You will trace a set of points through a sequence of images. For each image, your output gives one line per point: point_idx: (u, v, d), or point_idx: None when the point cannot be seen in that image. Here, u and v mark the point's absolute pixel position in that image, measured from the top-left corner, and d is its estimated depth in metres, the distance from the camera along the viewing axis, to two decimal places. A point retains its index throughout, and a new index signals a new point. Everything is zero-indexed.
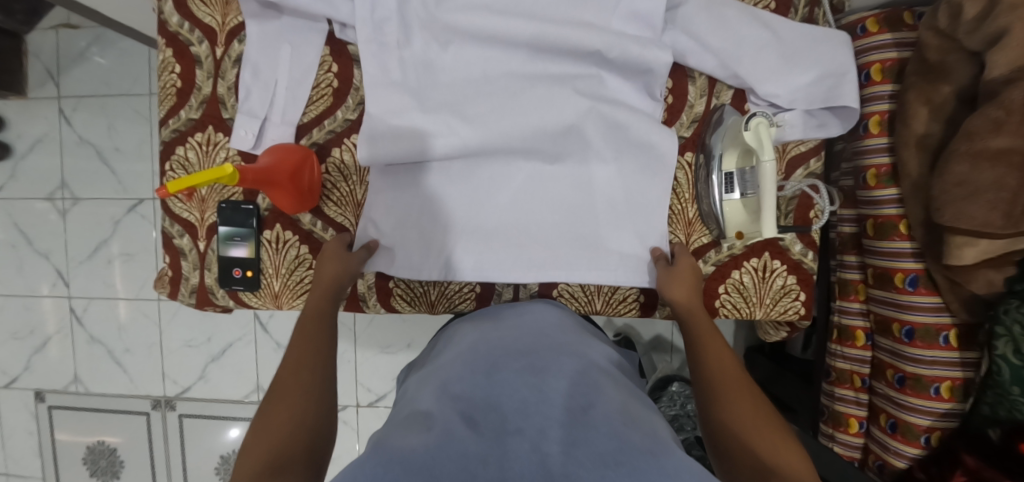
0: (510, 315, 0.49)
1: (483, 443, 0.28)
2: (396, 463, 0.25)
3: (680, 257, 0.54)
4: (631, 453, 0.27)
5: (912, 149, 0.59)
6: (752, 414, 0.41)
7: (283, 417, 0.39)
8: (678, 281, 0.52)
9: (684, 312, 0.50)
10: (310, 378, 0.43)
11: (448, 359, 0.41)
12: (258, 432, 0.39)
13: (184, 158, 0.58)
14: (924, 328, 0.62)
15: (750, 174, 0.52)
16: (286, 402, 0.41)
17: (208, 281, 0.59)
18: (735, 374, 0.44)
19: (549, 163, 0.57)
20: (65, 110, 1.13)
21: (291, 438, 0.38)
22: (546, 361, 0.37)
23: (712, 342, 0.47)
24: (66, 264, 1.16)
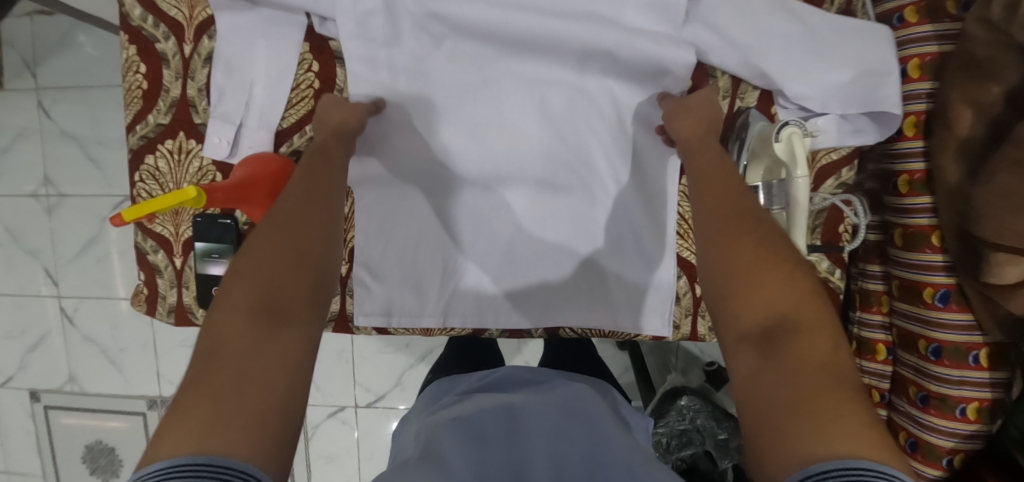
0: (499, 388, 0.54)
1: None
2: None
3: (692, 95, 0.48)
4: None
5: (949, 154, 0.54)
6: (758, 253, 0.34)
7: (279, 254, 0.34)
8: (683, 121, 0.47)
9: (691, 148, 0.45)
10: (313, 211, 0.38)
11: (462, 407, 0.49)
12: (247, 266, 0.34)
13: (154, 167, 0.53)
14: (953, 346, 0.58)
15: (778, 187, 0.46)
16: (280, 235, 0.35)
17: (187, 300, 0.55)
18: (736, 225, 0.37)
19: (555, 176, 0.54)
20: (45, 103, 1.08)
21: (291, 280, 0.33)
22: (545, 406, 0.47)
23: (716, 175, 0.41)
24: (54, 262, 1.12)
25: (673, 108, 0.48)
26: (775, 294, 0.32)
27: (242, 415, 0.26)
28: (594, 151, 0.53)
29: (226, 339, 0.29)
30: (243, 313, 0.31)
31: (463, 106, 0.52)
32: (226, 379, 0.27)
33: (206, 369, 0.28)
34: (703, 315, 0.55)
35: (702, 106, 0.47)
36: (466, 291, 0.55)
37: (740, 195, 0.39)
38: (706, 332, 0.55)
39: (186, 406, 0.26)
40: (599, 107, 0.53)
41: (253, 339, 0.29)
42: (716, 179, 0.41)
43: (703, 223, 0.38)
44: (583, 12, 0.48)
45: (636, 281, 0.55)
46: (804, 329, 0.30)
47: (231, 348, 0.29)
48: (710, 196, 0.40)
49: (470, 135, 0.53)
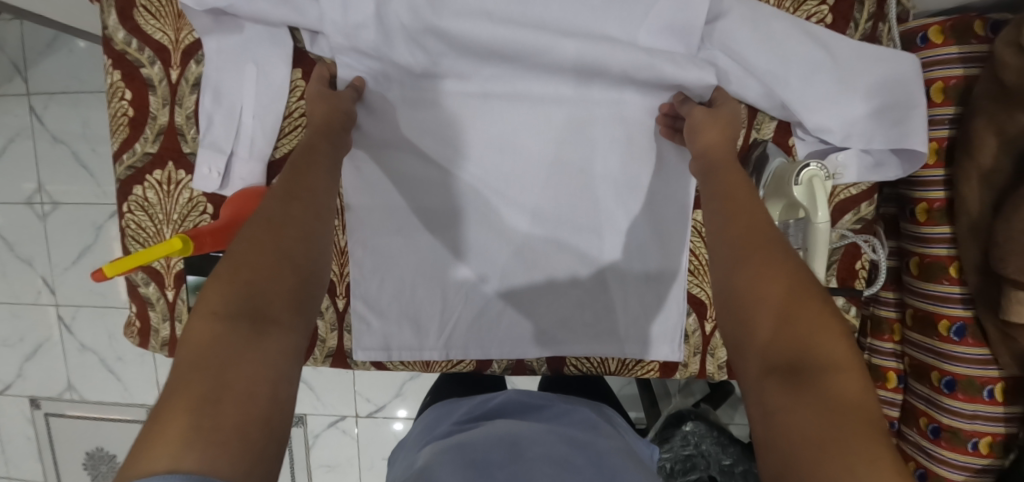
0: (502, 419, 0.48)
1: None
2: None
3: (725, 105, 0.44)
4: None
5: (974, 185, 0.51)
6: (780, 266, 0.30)
7: (260, 252, 0.30)
8: (706, 127, 0.43)
9: (717, 162, 0.40)
10: (295, 207, 0.34)
11: (478, 429, 0.45)
12: (227, 268, 0.30)
13: (143, 198, 0.51)
14: (967, 380, 0.56)
15: (795, 228, 0.45)
16: (261, 234, 0.32)
17: (180, 333, 0.53)
18: (756, 237, 0.33)
19: (560, 205, 0.51)
20: (36, 108, 1.05)
21: (278, 280, 0.30)
22: (554, 433, 0.44)
23: (730, 181, 0.38)
24: (50, 270, 1.11)
25: (703, 112, 0.44)
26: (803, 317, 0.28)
27: (223, 430, 0.22)
28: (600, 178, 0.51)
29: (200, 345, 0.26)
30: (223, 317, 0.27)
31: (469, 120, 0.50)
32: (200, 392, 0.23)
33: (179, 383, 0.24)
34: (712, 352, 0.54)
35: (731, 118, 0.44)
36: (465, 325, 0.53)
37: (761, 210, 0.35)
38: (715, 369, 0.54)
39: (160, 426, 0.22)
40: (608, 132, 0.50)
41: (229, 346, 0.25)
42: (730, 183, 0.38)
43: (721, 232, 0.35)
44: (596, 28, 0.45)
45: (642, 316, 0.53)
46: (834, 364, 0.25)
47: (212, 355, 0.25)
48: (727, 203, 0.36)
49: (473, 153, 0.51)
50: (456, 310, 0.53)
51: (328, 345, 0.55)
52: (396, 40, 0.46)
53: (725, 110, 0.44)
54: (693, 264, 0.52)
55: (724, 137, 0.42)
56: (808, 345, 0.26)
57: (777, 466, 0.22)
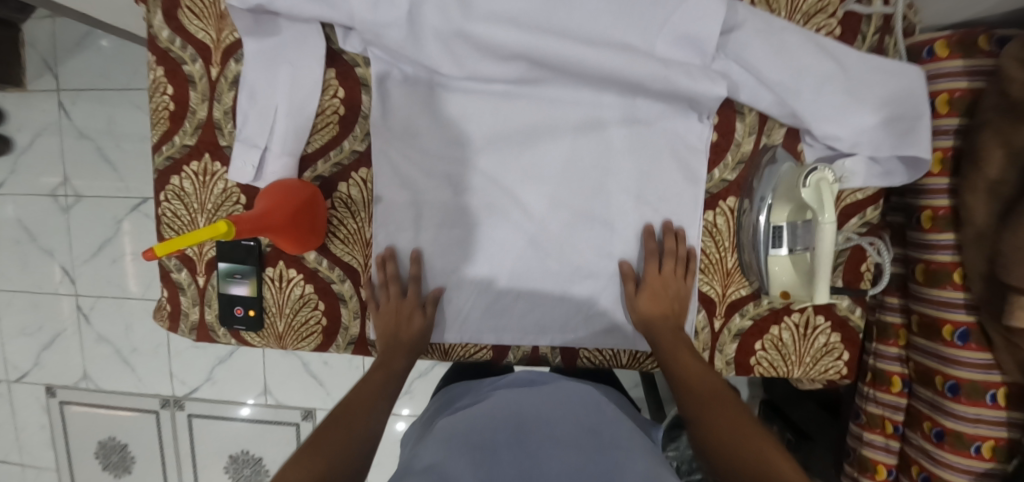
0: (507, 396, 0.51)
1: None
2: None
3: (648, 278, 0.50)
4: None
5: (980, 196, 0.53)
6: (739, 429, 0.40)
7: (325, 446, 0.39)
8: (640, 304, 0.50)
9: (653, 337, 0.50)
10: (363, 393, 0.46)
11: (471, 419, 0.47)
12: (299, 456, 0.38)
13: (180, 188, 0.54)
14: (971, 384, 0.57)
15: (803, 228, 0.46)
16: (327, 432, 0.41)
17: (209, 318, 0.56)
18: (714, 395, 0.43)
19: (577, 203, 0.52)
20: (65, 104, 1.09)
21: (339, 470, 0.37)
22: (550, 424, 0.46)
23: (687, 365, 0.46)
24: (70, 261, 1.14)
25: (632, 293, 0.51)
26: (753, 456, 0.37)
27: None
28: (610, 182, 0.52)
29: None
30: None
31: (487, 117, 0.51)
32: None
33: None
34: (720, 349, 0.52)
35: (657, 281, 0.50)
36: (477, 320, 0.54)
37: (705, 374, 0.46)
38: (723, 366, 0.53)
39: None
40: (625, 131, 0.51)
41: None
42: (684, 361, 0.47)
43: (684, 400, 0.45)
44: (595, 30, 0.46)
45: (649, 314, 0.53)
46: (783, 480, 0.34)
47: None
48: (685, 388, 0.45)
49: (481, 149, 0.51)
50: (466, 305, 0.54)
51: (349, 334, 0.55)
52: (425, 40, 0.46)
53: (652, 278, 0.50)
54: (704, 265, 0.51)
55: (657, 306, 0.50)
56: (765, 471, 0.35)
57: None
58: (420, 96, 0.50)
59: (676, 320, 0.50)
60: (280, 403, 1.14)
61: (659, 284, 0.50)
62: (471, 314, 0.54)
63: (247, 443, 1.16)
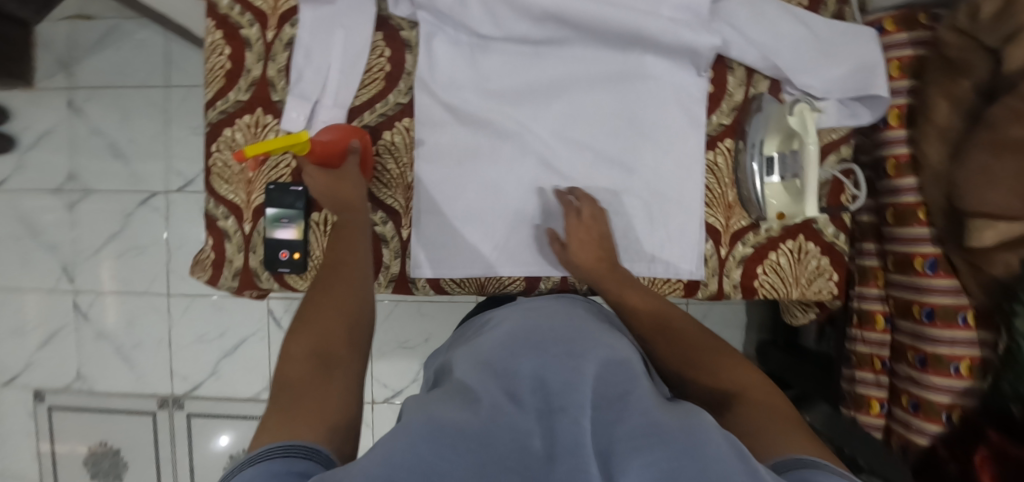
0: (509, 316, 0.49)
1: (529, 419, 0.31)
2: (452, 431, 0.28)
3: (571, 232, 0.53)
4: (669, 432, 0.27)
5: (932, 141, 0.63)
6: (700, 350, 0.44)
7: (324, 315, 0.42)
8: (581, 246, 0.53)
9: (594, 275, 0.52)
10: (343, 254, 0.48)
11: (486, 339, 0.44)
12: (307, 314, 0.42)
13: (232, 139, 0.58)
14: (943, 308, 0.65)
15: (791, 157, 0.54)
16: (320, 302, 0.44)
17: (253, 263, 0.59)
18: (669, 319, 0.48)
19: (598, 149, 0.57)
20: (76, 102, 1.10)
21: (340, 332, 0.41)
22: (574, 338, 0.40)
23: (637, 303, 0.50)
24: (72, 258, 1.13)
25: (561, 249, 0.55)
26: (714, 366, 0.42)
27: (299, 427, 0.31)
28: (620, 129, 0.57)
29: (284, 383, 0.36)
30: (302, 360, 0.38)
31: (515, 72, 0.57)
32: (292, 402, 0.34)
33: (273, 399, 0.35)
34: (727, 274, 0.59)
35: (581, 228, 0.54)
36: (503, 260, 0.58)
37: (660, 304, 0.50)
38: (731, 289, 0.59)
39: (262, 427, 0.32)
40: (639, 86, 0.57)
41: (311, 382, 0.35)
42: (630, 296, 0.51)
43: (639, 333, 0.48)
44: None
45: (667, 252, 0.58)
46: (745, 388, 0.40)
47: (295, 379, 0.36)
48: (640, 321, 0.49)
49: (505, 100, 0.57)
50: (495, 246, 0.58)
51: (390, 272, 0.58)
52: (470, 3, 0.54)
53: (573, 233, 0.53)
54: (708, 197, 0.58)
55: (591, 257, 0.53)
56: (723, 381, 0.41)
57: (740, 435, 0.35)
58: (463, 53, 0.57)
59: (609, 264, 0.53)
60: None
61: (580, 237, 0.53)
62: (498, 255, 0.58)
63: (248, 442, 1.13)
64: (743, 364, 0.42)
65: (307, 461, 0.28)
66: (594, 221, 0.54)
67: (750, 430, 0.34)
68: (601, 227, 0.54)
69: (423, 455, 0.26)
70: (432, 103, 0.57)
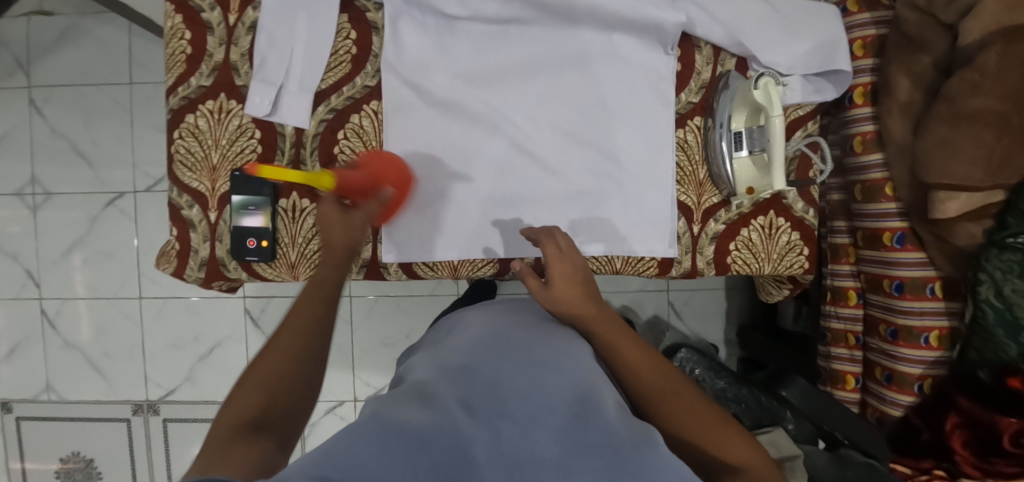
0: (474, 330, 0.48)
1: (478, 425, 0.30)
2: (393, 435, 0.27)
3: (550, 262, 0.48)
4: (618, 446, 0.29)
5: (896, 116, 0.64)
6: (701, 415, 0.43)
7: (265, 375, 0.40)
8: (563, 279, 0.47)
9: (575, 311, 0.47)
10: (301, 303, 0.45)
11: (453, 344, 0.45)
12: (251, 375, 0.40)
13: (194, 125, 0.56)
14: (912, 281, 0.67)
15: (758, 132, 0.54)
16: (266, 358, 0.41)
17: (220, 253, 0.57)
18: (666, 376, 0.44)
19: (570, 129, 0.57)
20: (36, 100, 1.05)
21: (280, 399, 0.39)
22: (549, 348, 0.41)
23: (637, 359, 0.45)
24: (35, 264, 1.08)
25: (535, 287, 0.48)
26: (717, 434, 0.42)
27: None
28: (591, 109, 0.57)
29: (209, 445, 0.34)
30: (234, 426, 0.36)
31: (484, 53, 0.56)
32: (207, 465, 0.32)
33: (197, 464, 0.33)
34: (700, 251, 0.59)
35: (560, 260, 0.48)
36: (476, 243, 0.57)
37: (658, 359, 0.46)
38: (704, 266, 0.59)
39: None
40: (609, 65, 0.57)
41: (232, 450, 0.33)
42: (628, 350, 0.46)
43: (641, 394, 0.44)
44: None
45: (640, 230, 0.58)
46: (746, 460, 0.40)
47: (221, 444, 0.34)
48: (637, 378, 0.45)
49: (475, 82, 0.56)
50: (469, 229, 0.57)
51: (360, 258, 0.57)
52: None
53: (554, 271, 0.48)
54: (679, 175, 0.58)
55: (571, 295, 0.47)
56: (726, 451, 0.41)
57: None
58: (430, 36, 0.56)
59: (595, 305, 0.48)
60: None
61: (565, 279, 0.48)
62: (472, 238, 0.57)
63: None
64: (741, 433, 0.42)
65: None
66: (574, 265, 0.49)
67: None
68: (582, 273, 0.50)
69: (358, 454, 0.26)
70: (400, 87, 0.56)
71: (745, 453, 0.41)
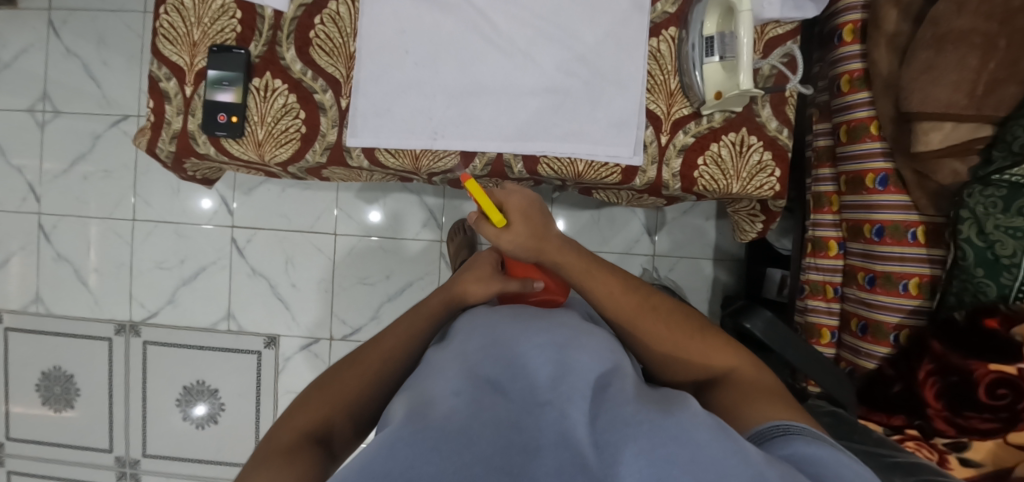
0: (484, 320, 0.45)
1: (512, 410, 0.31)
2: (434, 429, 0.28)
3: (506, 210, 0.46)
4: (651, 416, 0.30)
5: (882, 50, 0.62)
6: (679, 328, 0.46)
7: (332, 395, 0.43)
8: (519, 235, 0.46)
9: (533, 253, 0.47)
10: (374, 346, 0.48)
11: (459, 341, 0.42)
12: (311, 400, 0.43)
13: (180, 2, 0.58)
14: (893, 225, 0.65)
15: (730, 36, 0.53)
16: (335, 384, 0.44)
17: (191, 126, 0.59)
18: (634, 301, 0.47)
19: (544, 27, 0.57)
20: (55, 22, 1.10)
21: (340, 418, 0.42)
22: (560, 326, 0.41)
23: (621, 299, 0.46)
24: (38, 178, 1.13)
25: (494, 232, 0.46)
26: (695, 348, 0.45)
27: None
28: (567, 8, 0.56)
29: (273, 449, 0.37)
30: (293, 435, 0.39)
31: None
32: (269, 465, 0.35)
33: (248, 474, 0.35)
34: (667, 163, 0.58)
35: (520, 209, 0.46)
36: (442, 134, 0.58)
37: (626, 283, 0.48)
38: (669, 178, 0.58)
39: None
40: None
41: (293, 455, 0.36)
42: (603, 284, 0.47)
43: (619, 320, 0.47)
44: None
45: (603, 132, 0.57)
46: (733, 367, 0.45)
47: (282, 448, 0.37)
48: (615, 303, 0.46)
49: None
50: (435, 120, 0.58)
51: (325, 140, 0.58)
52: None
53: (513, 214, 0.46)
54: (650, 83, 0.58)
55: (529, 237, 0.46)
56: (709, 360, 0.45)
57: (729, 407, 0.40)
58: None
59: (557, 241, 0.47)
60: (243, 329, 1.12)
61: (525, 224, 0.46)
62: (437, 129, 0.58)
63: (203, 373, 1.12)
64: (725, 346, 0.46)
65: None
66: (534, 205, 0.47)
67: (736, 403, 0.40)
68: (541, 212, 0.48)
69: (402, 456, 0.26)
70: None
71: (726, 359, 0.45)
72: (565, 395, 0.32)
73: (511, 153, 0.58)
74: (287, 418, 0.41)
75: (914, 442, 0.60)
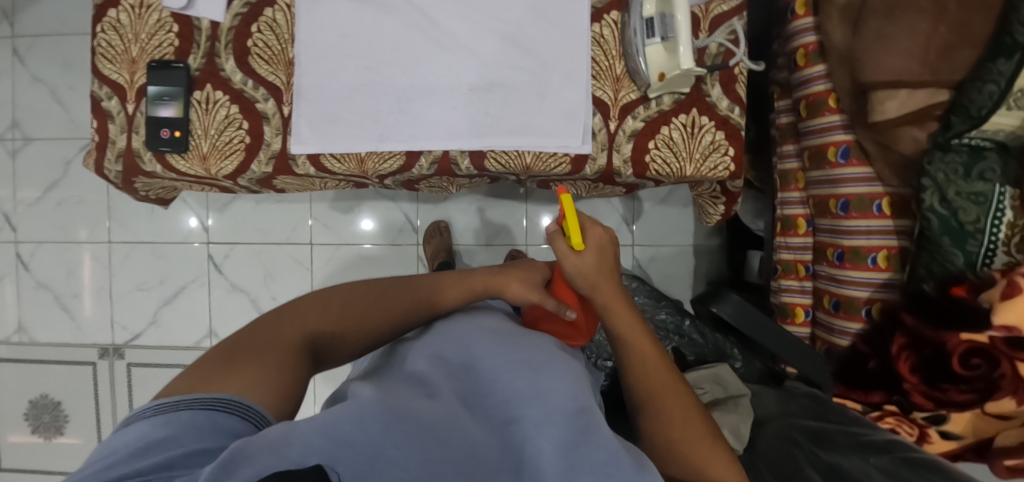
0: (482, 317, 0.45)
1: (484, 430, 0.33)
2: (409, 418, 0.29)
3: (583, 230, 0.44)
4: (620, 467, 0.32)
5: (835, 22, 0.61)
6: (693, 426, 0.42)
7: (348, 315, 0.45)
8: (589, 266, 0.43)
9: (591, 285, 0.44)
10: (401, 287, 0.49)
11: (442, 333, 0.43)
12: (333, 305, 0.46)
13: (116, 20, 0.57)
14: (857, 198, 0.63)
15: (669, 17, 0.52)
16: (356, 304, 0.46)
17: (136, 144, 0.58)
18: (662, 379, 0.44)
19: (484, 20, 0.55)
20: (19, 49, 1.10)
21: (342, 339, 0.44)
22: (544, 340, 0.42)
23: (653, 372, 0.44)
24: (13, 208, 1.13)
25: (566, 249, 0.43)
26: (699, 451, 0.41)
27: (254, 379, 0.34)
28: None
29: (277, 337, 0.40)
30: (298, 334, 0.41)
31: None
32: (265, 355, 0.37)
33: (245, 350, 0.37)
34: (617, 149, 0.57)
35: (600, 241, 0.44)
36: (388, 135, 0.57)
37: (662, 356, 0.45)
38: (621, 164, 0.57)
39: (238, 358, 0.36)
40: None
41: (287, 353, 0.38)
42: (642, 350, 0.45)
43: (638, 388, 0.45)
44: None
45: (553, 123, 0.56)
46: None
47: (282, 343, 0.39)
48: (642, 372, 0.45)
49: None
50: (381, 122, 0.57)
51: (270, 148, 0.58)
52: None
53: (591, 240, 0.44)
54: (595, 69, 0.57)
55: (594, 269, 0.43)
56: (706, 469, 0.41)
57: None
58: None
59: (617, 284, 0.45)
60: None
61: (596, 257, 0.44)
62: (384, 130, 0.57)
63: None
64: (732, 460, 0.41)
65: (242, 421, 0.31)
66: (612, 242, 0.45)
67: None
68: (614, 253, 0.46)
69: (373, 432, 0.27)
70: None
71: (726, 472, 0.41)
72: (541, 416, 0.34)
73: (457, 150, 0.57)
74: (303, 311, 0.44)
75: (894, 417, 0.60)
